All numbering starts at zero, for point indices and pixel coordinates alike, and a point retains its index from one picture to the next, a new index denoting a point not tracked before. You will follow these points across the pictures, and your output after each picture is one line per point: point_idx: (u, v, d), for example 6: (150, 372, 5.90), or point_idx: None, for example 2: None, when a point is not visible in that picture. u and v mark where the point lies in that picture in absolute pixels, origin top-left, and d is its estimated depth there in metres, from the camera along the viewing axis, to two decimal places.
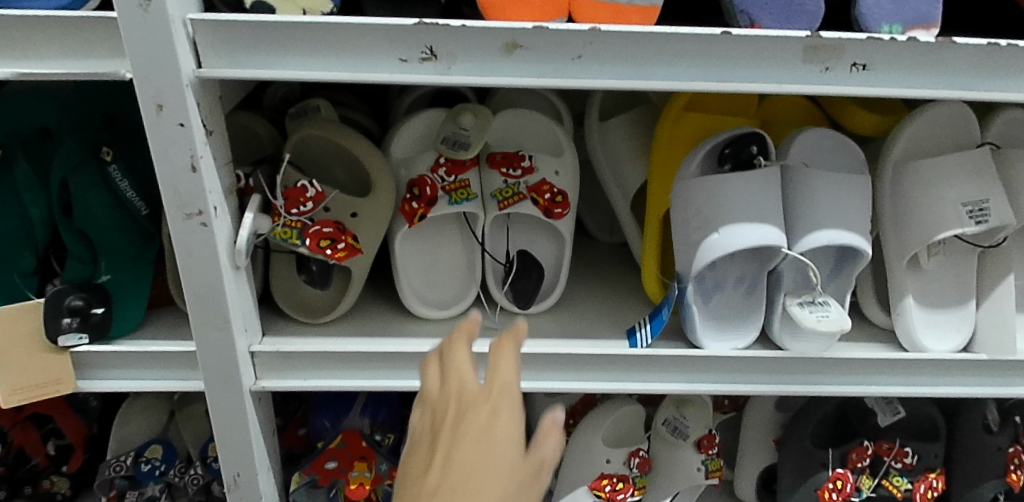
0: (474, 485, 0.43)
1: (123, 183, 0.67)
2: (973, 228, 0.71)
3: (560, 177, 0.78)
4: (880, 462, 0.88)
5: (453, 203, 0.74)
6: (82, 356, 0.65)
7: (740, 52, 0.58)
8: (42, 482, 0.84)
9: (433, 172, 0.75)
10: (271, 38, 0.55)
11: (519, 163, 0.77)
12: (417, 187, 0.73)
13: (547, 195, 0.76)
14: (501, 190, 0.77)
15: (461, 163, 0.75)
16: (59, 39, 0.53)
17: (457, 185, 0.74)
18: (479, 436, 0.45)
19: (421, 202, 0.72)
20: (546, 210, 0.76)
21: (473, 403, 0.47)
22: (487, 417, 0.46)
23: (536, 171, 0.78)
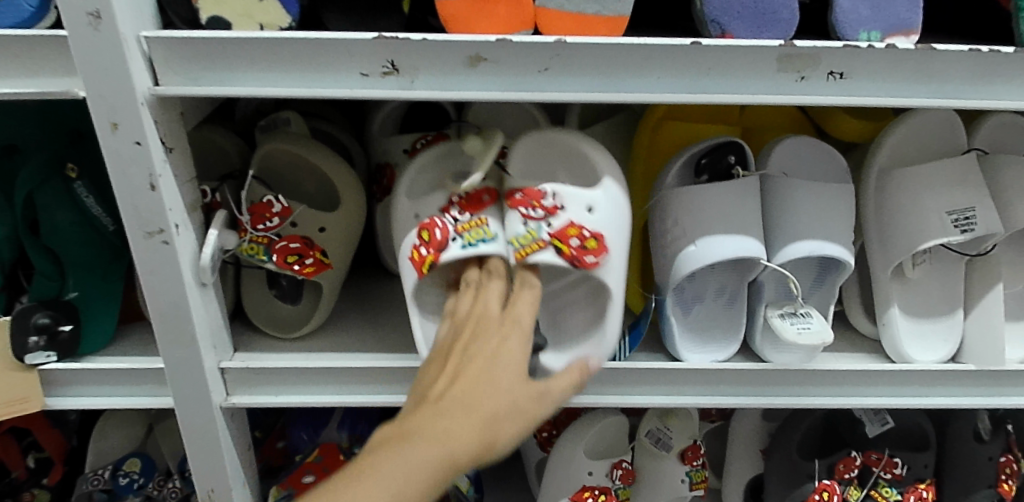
0: (488, 389, 0.52)
1: (88, 198, 0.66)
2: (958, 237, 0.70)
3: (597, 212, 0.65)
4: (869, 473, 0.86)
5: (465, 246, 0.65)
6: (49, 374, 0.64)
7: (712, 62, 0.56)
8: (22, 494, 0.85)
9: (446, 212, 0.67)
10: (228, 52, 0.53)
11: (540, 201, 0.65)
12: (425, 232, 0.65)
13: (576, 237, 0.63)
14: (519, 237, 0.65)
15: (478, 201, 0.68)
16: (11, 58, 0.52)
17: (471, 220, 0.66)
18: (501, 355, 0.56)
19: (427, 247, 0.65)
20: (574, 262, 0.63)
21: (504, 332, 0.58)
22: (499, 340, 0.57)
23: (564, 207, 0.65)
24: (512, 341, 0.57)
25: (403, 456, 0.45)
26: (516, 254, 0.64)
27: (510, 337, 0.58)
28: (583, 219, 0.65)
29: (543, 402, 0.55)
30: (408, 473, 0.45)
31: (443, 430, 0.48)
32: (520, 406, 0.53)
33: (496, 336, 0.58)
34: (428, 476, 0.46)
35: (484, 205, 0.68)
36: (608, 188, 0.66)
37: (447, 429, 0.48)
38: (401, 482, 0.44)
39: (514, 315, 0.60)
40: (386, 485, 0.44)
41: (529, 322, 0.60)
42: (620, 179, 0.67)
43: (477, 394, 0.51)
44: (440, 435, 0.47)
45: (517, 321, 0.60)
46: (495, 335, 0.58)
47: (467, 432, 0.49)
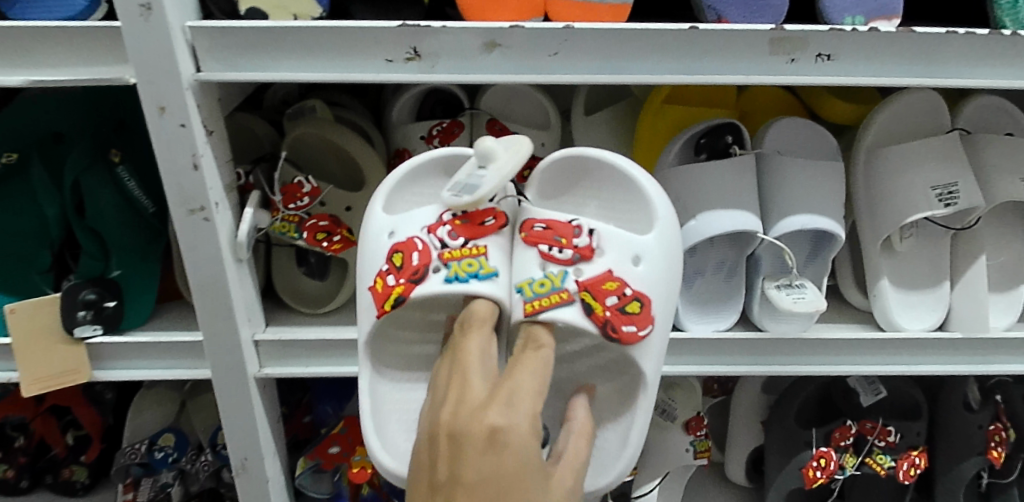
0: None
1: (130, 183, 0.72)
2: (942, 210, 0.74)
3: (641, 264, 0.64)
4: (864, 440, 0.90)
5: (451, 279, 0.62)
6: (96, 347, 0.69)
7: (709, 45, 0.61)
8: (62, 471, 0.92)
9: (432, 232, 0.64)
10: (264, 41, 0.58)
11: (571, 239, 0.63)
12: (401, 254, 0.63)
13: (612, 293, 0.61)
14: (536, 284, 0.62)
15: (479, 224, 0.64)
16: (68, 49, 0.57)
17: (469, 248, 0.63)
18: (502, 454, 0.48)
19: (402, 274, 0.62)
20: (608, 325, 0.61)
21: (510, 444, 0.49)
22: (491, 428, 0.49)
23: (600, 251, 0.64)
24: (510, 440, 0.49)
25: None
26: (527, 304, 0.61)
27: (506, 435, 0.49)
28: (625, 273, 0.63)
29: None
30: None
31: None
32: None
33: (504, 452, 0.48)
34: None
35: (488, 231, 0.64)
36: (657, 234, 0.64)
37: None
38: None
39: (510, 412, 0.50)
40: None
41: (531, 414, 0.51)
42: (671, 231, 0.65)
43: None
44: None
45: (516, 418, 0.50)
46: (502, 450, 0.48)
47: None
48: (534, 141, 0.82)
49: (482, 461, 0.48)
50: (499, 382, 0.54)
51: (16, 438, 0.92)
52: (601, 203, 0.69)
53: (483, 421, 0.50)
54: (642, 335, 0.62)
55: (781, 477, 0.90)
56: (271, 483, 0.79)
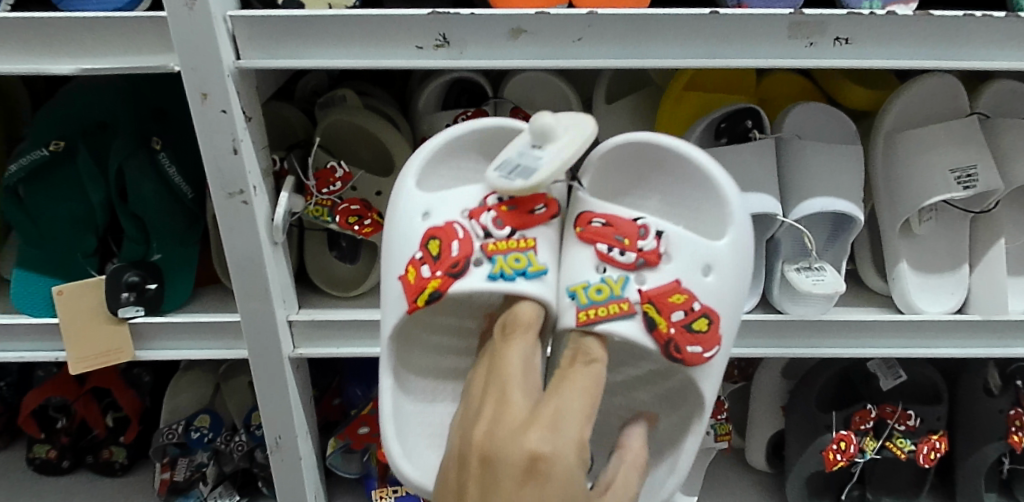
0: None
1: (170, 169, 0.76)
2: (961, 193, 0.75)
3: (710, 276, 0.62)
4: (885, 424, 0.92)
5: (493, 275, 0.61)
6: (138, 327, 0.73)
7: (729, 30, 0.62)
8: (102, 451, 0.96)
9: (476, 219, 0.63)
10: (300, 29, 0.61)
11: (637, 243, 0.62)
12: (437, 242, 0.62)
13: (678, 308, 0.61)
14: (595, 290, 0.61)
15: (528, 213, 0.63)
16: (117, 39, 0.61)
17: (515, 240, 0.62)
18: (542, 484, 0.48)
19: (438, 265, 0.61)
20: (672, 343, 0.60)
21: (551, 472, 0.48)
22: (531, 457, 0.48)
23: (667, 257, 0.62)
24: (550, 469, 0.48)
25: None
26: (581, 312, 0.61)
27: (546, 464, 0.48)
28: (694, 285, 0.62)
29: None
30: None
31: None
32: None
33: (547, 481, 0.48)
34: None
35: (538, 221, 0.63)
36: (731, 242, 0.63)
37: None
38: None
39: (556, 438, 0.50)
40: None
41: (575, 440, 0.50)
42: (743, 241, 0.64)
43: None
44: None
45: (560, 443, 0.49)
46: (545, 479, 0.48)
47: None
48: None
49: (520, 490, 0.47)
50: (544, 401, 0.53)
51: (58, 419, 0.96)
52: (664, 197, 0.68)
53: (527, 446, 0.49)
54: (704, 354, 0.61)
55: (801, 460, 0.91)
56: (304, 462, 0.82)
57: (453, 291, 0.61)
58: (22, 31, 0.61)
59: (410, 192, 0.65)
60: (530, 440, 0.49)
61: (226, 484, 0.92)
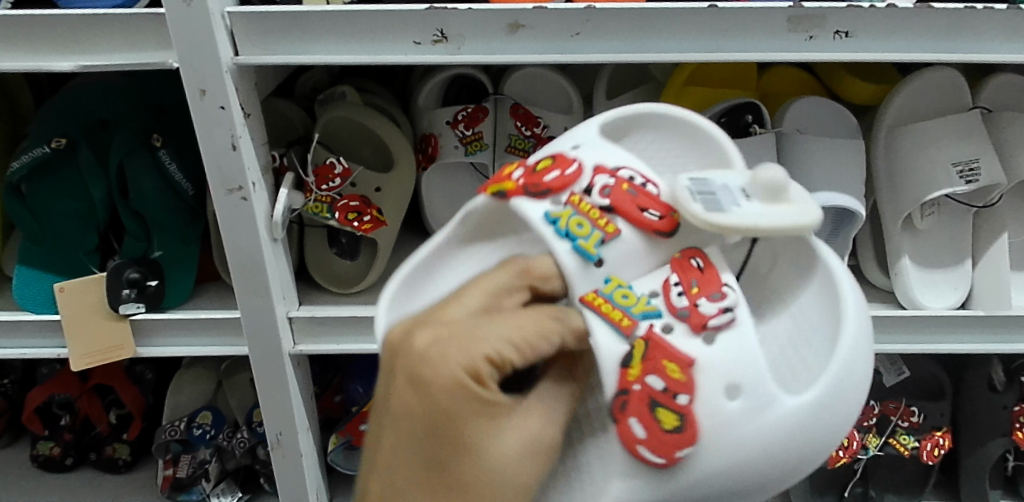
0: (418, 450, 0.42)
1: (171, 165, 0.76)
2: (964, 187, 0.75)
3: (734, 403, 0.44)
4: (887, 421, 0.90)
5: (549, 218, 0.47)
6: (139, 324, 0.73)
7: (728, 23, 0.62)
8: (105, 448, 0.96)
9: (594, 172, 0.49)
10: (299, 25, 0.61)
11: (702, 298, 0.46)
12: (552, 161, 0.50)
13: (664, 379, 0.44)
14: (631, 299, 0.46)
15: (641, 211, 0.48)
16: (116, 36, 0.61)
17: (602, 217, 0.48)
18: (421, 393, 0.42)
19: (528, 174, 0.49)
20: (624, 400, 0.44)
21: (429, 380, 0.41)
22: (417, 358, 0.42)
23: (711, 338, 0.45)
24: (429, 377, 0.41)
25: None
26: (593, 296, 0.46)
27: (426, 370, 0.42)
28: (707, 397, 0.44)
29: (495, 463, 0.42)
30: None
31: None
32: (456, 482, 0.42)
33: (425, 387, 0.41)
34: None
35: (644, 224, 0.48)
36: (805, 404, 0.45)
37: None
38: None
39: (453, 343, 0.42)
40: None
41: (461, 369, 0.41)
42: (811, 412, 0.45)
43: (408, 464, 0.43)
44: None
45: (453, 352, 0.42)
46: (424, 385, 0.41)
47: None
48: (558, 124, 0.83)
49: (406, 396, 0.42)
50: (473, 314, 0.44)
51: (62, 416, 0.96)
52: (793, 321, 0.53)
53: (413, 346, 0.43)
54: (639, 448, 0.44)
55: None
56: (305, 458, 0.82)
57: (511, 202, 0.49)
58: (22, 27, 0.61)
59: (588, 127, 0.54)
60: (420, 341, 0.43)
61: (229, 481, 0.93)
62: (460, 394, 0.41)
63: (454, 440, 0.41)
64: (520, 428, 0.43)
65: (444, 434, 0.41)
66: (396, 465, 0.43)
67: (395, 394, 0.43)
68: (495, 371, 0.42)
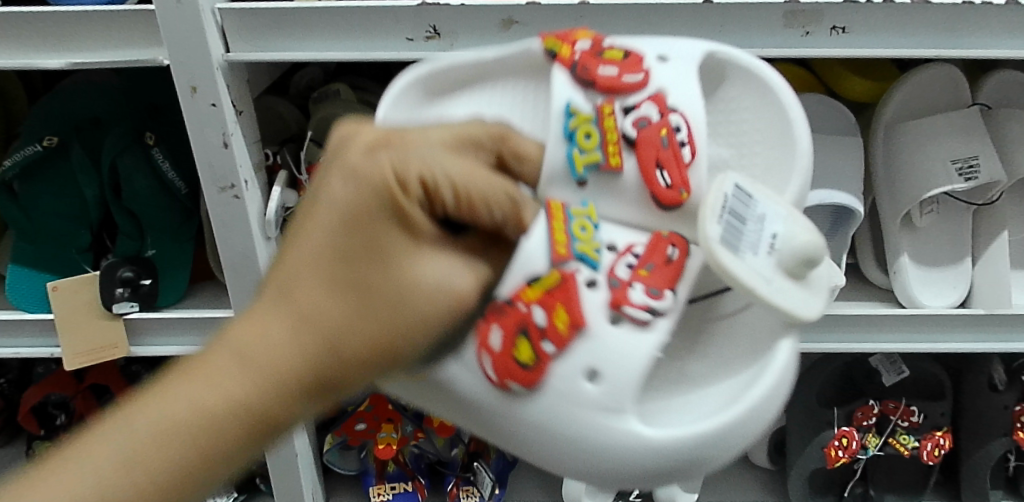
0: (318, 252, 0.35)
1: (165, 164, 0.75)
2: (963, 184, 0.74)
3: (588, 386, 0.39)
4: (887, 421, 0.90)
5: (569, 109, 0.44)
6: (133, 323, 0.73)
7: (724, 18, 0.62)
8: None
9: (646, 101, 0.45)
10: (290, 21, 0.60)
11: (643, 279, 0.41)
12: (627, 60, 0.46)
13: (551, 318, 0.38)
14: (586, 234, 0.42)
15: (653, 165, 0.44)
16: (107, 32, 0.60)
17: (617, 147, 0.45)
18: (346, 185, 0.35)
19: (592, 55, 0.46)
20: (501, 308, 0.39)
21: (362, 171, 0.35)
22: (356, 149, 0.36)
23: (618, 322, 0.39)
24: (361, 170, 0.35)
25: (188, 387, 0.35)
26: (559, 207, 0.41)
27: (362, 161, 0.35)
28: (567, 369, 0.39)
29: (402, 292, 0.35)
30: (195, 387, 0.35)
31: (224, 363, 0.35)
32: (358, 303, 0.35)
33: (355, 178, 0.35)
34: (220, 395, 0.35)
35: (648, 181, 0.45)
36: (662, 438, 0.39)
37: (254, 331, 0.35)
38: (185, 400, 0.35)
39: (404, 144, 0.36)
40: (173, 414, 0.35)
41: (392, 172, 0.35)
42: (653, 449, 0.39)
43: (301, 267, 0.35)
44: (239, 344, 0.35)
45: (402, 151, 0.35)
46: (354, 176, 0.35)
47: (277, 334, 0.35)
48: None
49: (329, 190, 0.36)
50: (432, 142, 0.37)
51: (58, 416, 0.96)
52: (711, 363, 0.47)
53: (354, 139, 0.37)
54: (484, 355, 0.39)
55: (803, 458, 0.90)
56: (300, 458, 0.82)
57: (556, 67, 0.46)
58: (12, 25, 0.60)
59: (695, 50, 0.48)
60: (363, 135, 0.37)
61: None
62: (382, 199, 0.34)
63: (360, 251, 0.35)
64: (437, 276, 0.36)
65: (355, 245, 0.35)
66: (289, 264, 0.36)
67: (320, 186, 0.36)
68: (430, 200, 0.35)
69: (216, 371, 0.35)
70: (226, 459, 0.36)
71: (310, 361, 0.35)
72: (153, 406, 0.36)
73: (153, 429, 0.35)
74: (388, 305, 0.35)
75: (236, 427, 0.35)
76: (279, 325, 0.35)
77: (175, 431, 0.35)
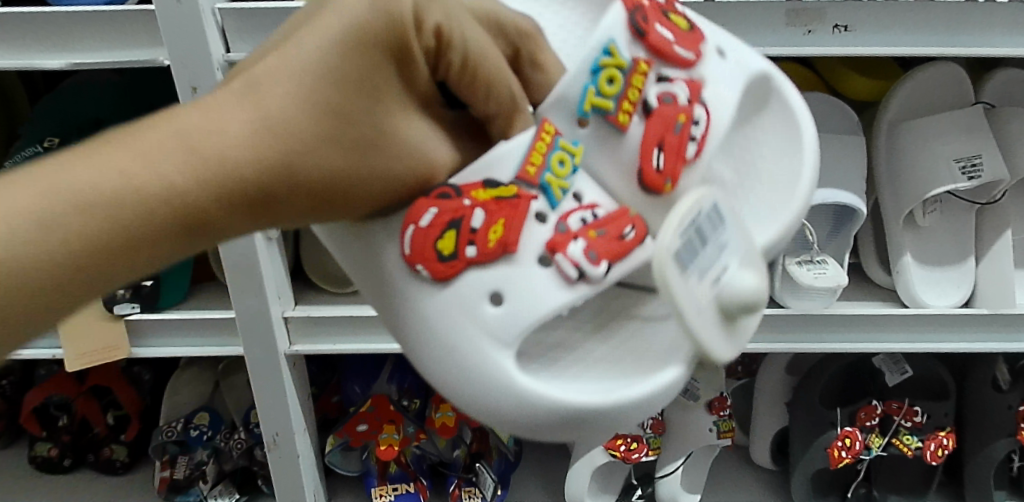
0: (305, 67, 0.32)
1: None
2: (966, 183, 0.74)
3: (482, 304, 0.34)
4: (891, 421, 0.90)
5: (606, 41, 0.34)
6: (134, 324, 0.73)
7: (725, 17, 0.61)
8: (103, 449, 0.96)
9: (678, 80, 0.36)
10: (290, 21, 0.60)
11: (595, 233, 0.35)
12: (681, 30, 0.38)
13: (484, 226, 0.34)
14: (557, 179, 0.36)
15: (653, 143, 0.36)
16: (107, 33, 0.60)
17: (629, 112, 0.36)
18: (363, 5, 0.33)
19: (653, 10, 0.37)
20: (445, 196, 0.35)
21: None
22: None
23: (548, 265, 0.34)
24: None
25: (113, 165, 0.30)
26: (546, 137, 0.36)
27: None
28: (473, 282, 0.34)
29: (375, 140, 0.35)
30: (121, 169, 0.30)
31: (164, 144, 0.30)
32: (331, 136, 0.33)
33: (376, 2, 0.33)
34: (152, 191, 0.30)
35: (642, 157, 0.36)
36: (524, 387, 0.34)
37: (212, 126, 0.31)
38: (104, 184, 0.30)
39: None
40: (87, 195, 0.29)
41: (414, 11, 0.34)
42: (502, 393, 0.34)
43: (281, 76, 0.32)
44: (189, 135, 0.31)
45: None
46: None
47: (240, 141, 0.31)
48: None
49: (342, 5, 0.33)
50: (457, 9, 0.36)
51: (60, 417, 0.96)
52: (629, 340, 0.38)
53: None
54: (406, 230, 0.35)
55: (805, 458, 0.90)
56: (301, 459, 0.82)
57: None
58: (13, 25, 0.60)
59: (753, 51, 0.40)
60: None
61: (226, 482, 0.91)
62: (399, 30, 0.33)
63: (354, 79, 0.33)
64: (411, 133, 0.36)
65: (354, 75, 0.33)
66: (272, 64, 0.32)
67: (330, 1, 0.34)
68: (435, 56, 0.35)
69: (149, 150, 0.30)
70: (119, 264, 0.31)
71: (263, 181, 0.32)
72: (53, 178, 0.30)
73: (61, 198, 0.29)
74: (360, 149, 0.34)
75: (161, 225, 0.30)
76: (243, 121, 0.31)
77: (90, 204, 0.29)
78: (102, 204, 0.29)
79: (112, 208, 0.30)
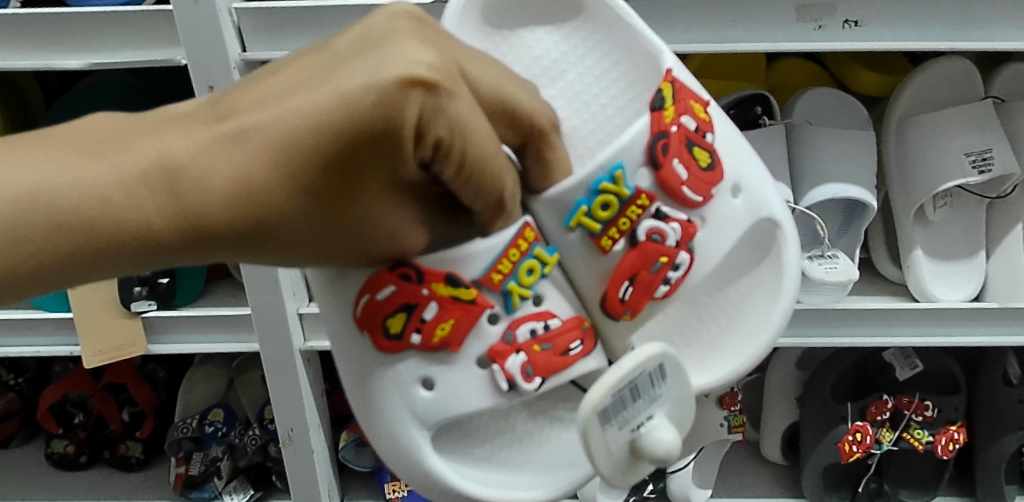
0: (297, 155, 0.33)
1: None
2: (976, 177, 0.74)
3: (416, 384, 0.46)
4: (902, 415, 0.90)
5: (617, 168, 0.48)
6: (151, 321, 0.73)
7: (736, 13, 0.62)
8: (118, 446, 0.97)
9: (666, 221, 0.49)
10: (305, 19, 0.61)
11: (532, 347, 0.46)
12: (698, 164, 0.50)
13: (434, 319, 0.44)
14: (519, 287, 0.46)
15: (627, 266, 0.49)
16: (124, 32, 0.61)
17: (614, 237, 0.49)
18: (370, 101, 0.32)
19: (680, 137, 0.49)
20: (406, 282, 0.43)
21: (393, 101, 0.32)
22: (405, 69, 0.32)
23: (485, 367, 0.46)
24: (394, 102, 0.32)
25: (105, 191, 0.32)
26: (520, 247, 0.45)
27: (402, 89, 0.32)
28: (413, 359, 0.45)
29: (348, 218, 0.36)
30: (113, 193, 0.32)
31: (155, 184, 0.33)
32: (302, 213, 0.35)
33: (383, 106, 0.32)
34: (129, 226, 0.33)
35: (614, 278, 0.49)
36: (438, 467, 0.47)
37: (200, 180, 0.33)
38: (93, 208, 0.32)
39: (449, 92, 0.33)
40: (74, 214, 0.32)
41: (419, 118, 0.33)
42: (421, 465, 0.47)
43: (275, 156, 0.33)
44: (175, 184, 0.33)
45: (437, 98, 0.33)
46: (384, 101, 0.32)
47: (221, 205, 0.33)
48: None
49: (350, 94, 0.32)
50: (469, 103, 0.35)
51: (76, 415, 0.97)
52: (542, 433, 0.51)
53: (408, 56, 0.33)
54: (366, 296, 0.44)
55: (816, 453, 0.90)
56: (316, 455, 0.82)
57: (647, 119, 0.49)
58: (32, 26, 0.61)
59: (772, 203, 0.51)
60: (417, 58, 0.33)
61: (241, 478, 0.92)
62: (396, 138, 0.33)
63: (336, 170, 0.34)
64: (381, 213, 0.37)
65: (343, 167, 0.34)
66: (273, 139, 0.33)
67: (345, 80, 0.33)
68: (432, 157, 0.35)
69: (130, 182, 0.33)
70: (93, 273, 0.34)
71: (231, 239, 0.35)
72: (46, 178, 0.32)
73: (56, 209, 0.32)
74: (330, 224, 0.36)
75: (136, 254, 0.34)
76: (230, 185, 0.33)
77: (80, 226, 0.32)
78: (79, 222, 0.32)
79: (88, 228, 0.32)
